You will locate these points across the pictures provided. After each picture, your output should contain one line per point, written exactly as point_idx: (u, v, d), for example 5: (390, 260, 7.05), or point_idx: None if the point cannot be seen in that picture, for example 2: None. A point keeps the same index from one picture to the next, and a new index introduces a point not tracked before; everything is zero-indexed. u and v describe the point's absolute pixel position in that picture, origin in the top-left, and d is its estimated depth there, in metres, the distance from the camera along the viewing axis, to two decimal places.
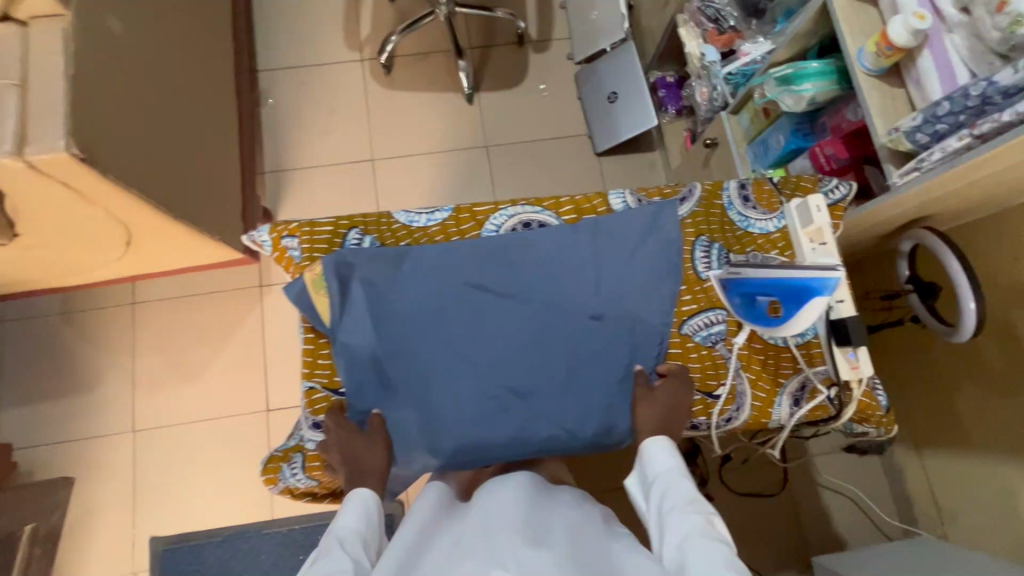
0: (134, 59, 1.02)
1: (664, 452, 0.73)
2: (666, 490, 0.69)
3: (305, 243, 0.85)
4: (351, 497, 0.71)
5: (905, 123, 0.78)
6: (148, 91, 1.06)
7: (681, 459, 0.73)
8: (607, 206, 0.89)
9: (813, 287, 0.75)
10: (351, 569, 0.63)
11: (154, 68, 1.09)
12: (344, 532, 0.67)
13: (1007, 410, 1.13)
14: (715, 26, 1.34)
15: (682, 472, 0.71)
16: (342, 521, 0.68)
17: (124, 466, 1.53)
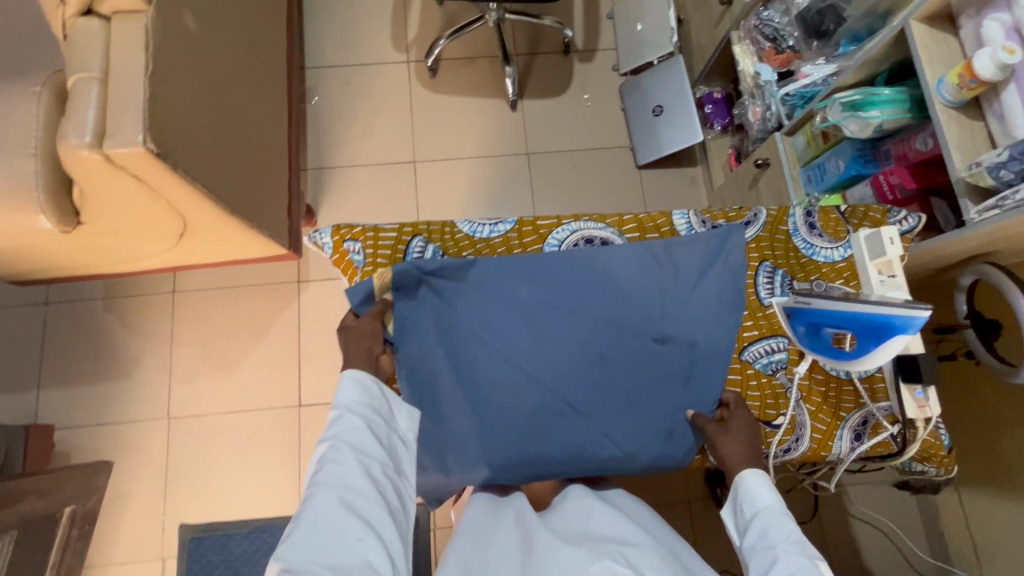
0: (206, 56, 1.04)
1: (764, 488, 0.70)
2: (770, 530, 0.66)
3: (368, 248, 0.86)
4: (343, 374, 0.71)
5: (988, 159, 0.76)
6: (217, 88, 1.08)
7: (781, 496, 0.70)
8: (671, 227, 0.89)
9: (887, 325, 0.68)
10: (364, 426, 0.67)
11: (221, 64, 1.11)
12: (342, 394, 0.69)
13: None
14: (772, 45, 1.34)
15: (784, 508, 0.68)
16: (339, 387, 0.70)
17: (157, 453, 1.55)
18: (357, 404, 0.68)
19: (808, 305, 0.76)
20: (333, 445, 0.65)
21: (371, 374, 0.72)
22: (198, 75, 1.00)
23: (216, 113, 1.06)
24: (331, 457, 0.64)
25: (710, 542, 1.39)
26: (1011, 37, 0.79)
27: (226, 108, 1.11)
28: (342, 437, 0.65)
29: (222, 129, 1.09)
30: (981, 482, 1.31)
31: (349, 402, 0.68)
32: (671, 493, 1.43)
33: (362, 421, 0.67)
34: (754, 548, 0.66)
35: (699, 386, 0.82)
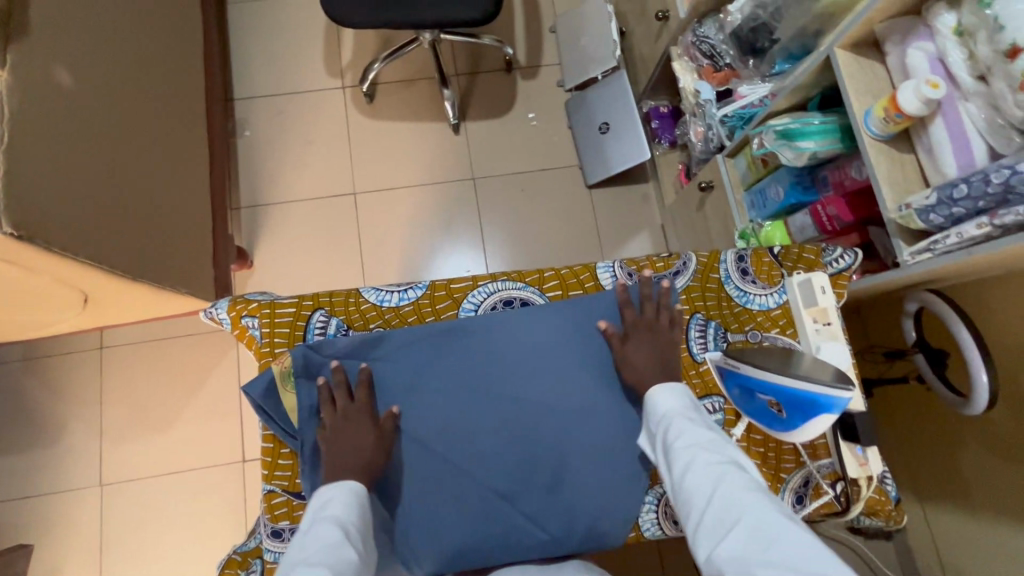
0: (80, 113, 0.95)
1: (668, 398, 0.69)
2: (674, 427, 0.65)
3: (265, 325, 0.78)
4: (341, 487, 0.65)
5: (917, 201, 0.71)
6: (96, 145, 0.98)
7: (688, 398, 0.69)
8: (595, 281, 0.83)
9: (812, 404, 0.64)
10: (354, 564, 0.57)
11: (104, 118, 1.02)
12: (333, 501, 0.63)
13: (1009, 475, 1.08)
14: (710, 62, 1.28)
15: (688, 407, 0.68)
16: (331, 492, 0.64)
17: (91, 524, 1.45)
18: (353, 521, 0.62)
19: (737, 371, 0.71)
20: (321, 543, 0.57)
21: (367, 490, 0.67)
22: (69, 135, 0.91)
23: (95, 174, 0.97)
24: (320, 553, 0.56)
25: None
26: (936, 68, 0.75)
27: (111, 165, 1.02)
28: (333, 537, 0.58)
29: (107, 190, 0.99)
30: (941, 501, 1.28)
31: (342, 510, 0.62)
32: None
33: (353, 535, 0.60)
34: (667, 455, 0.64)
35: (632, 460, 0.76)
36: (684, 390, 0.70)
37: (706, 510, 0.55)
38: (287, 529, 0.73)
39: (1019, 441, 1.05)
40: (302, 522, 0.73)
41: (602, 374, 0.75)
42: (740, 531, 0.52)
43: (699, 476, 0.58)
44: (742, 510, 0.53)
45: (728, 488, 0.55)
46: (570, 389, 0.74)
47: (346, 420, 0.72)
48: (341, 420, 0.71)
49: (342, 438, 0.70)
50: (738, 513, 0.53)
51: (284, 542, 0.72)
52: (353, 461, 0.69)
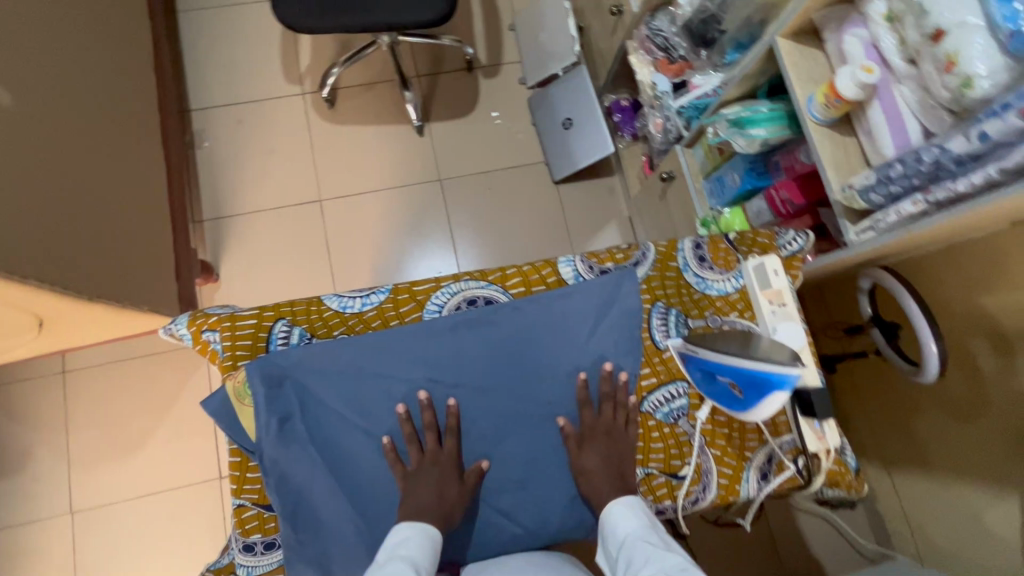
0: (18, 132, 0.92)
1: (622, 517, 0.70)
2: (638, 556, 0.65)
3: (226, 340, 0.76)
4: (418, 528, 0.69)
5: (859, 181, 0.75)
6: (38, 165, 0.95)
7: (642, 517, 0.70)
8: (557, 276, 0.84)
9: (762, 381, 0.66)
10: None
11: (45, 136, 0.99)
12: (411, 540, 0.67)
13: (967, 437, 1.14)
14: (665, 55, 1.30)
15: (646, 529, 0.69)
16: (406, 531, 0.68)
17: (64, 553, 1.41)
18: (424, 561, 0.65)
19: (697, 355, 0.74)
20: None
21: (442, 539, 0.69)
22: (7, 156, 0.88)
23: (38, 195, 0.94)
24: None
25: None
26: (870, 53, 0.78)
27: (55, 185, 0.99)
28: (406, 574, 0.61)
29: (51, 209, 0.97)
30: (906, 468, 1.33)
31: (416, 551, 0.65)
32: None
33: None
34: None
35: None
36: (635, 503, 0.72)
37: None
38: (259, 543, 0.72)
39: (973, 403, 1.11)
40: (275, 535, 0.72)
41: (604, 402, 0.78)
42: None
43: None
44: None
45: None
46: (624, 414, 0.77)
47: (429, 465, 0.73)
48: (425, 464, 0.73)
49: (423, 480, 0.72)
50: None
51: (257, 556, 0.71)
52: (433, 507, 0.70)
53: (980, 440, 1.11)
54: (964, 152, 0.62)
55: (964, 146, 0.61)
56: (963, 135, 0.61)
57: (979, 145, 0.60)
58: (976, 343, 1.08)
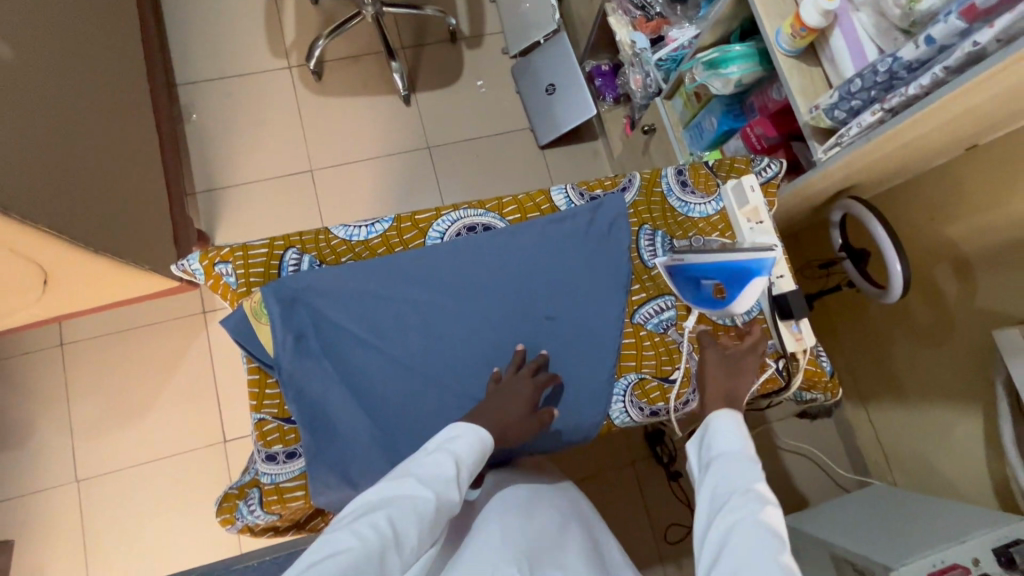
0: (17, 85, 0.94)
1: (730, 430, 0.69)
2: (725, 478, 0.65)
3: (239, 269, 0.81)
4: (472, 429, 0.68)
5: (824, 101, 0.81)
6: (36, 118, 0.98)
7: (747, 440, 0.69)
8: (550, 204, 0.89)
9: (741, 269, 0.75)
10: (450, 475, 0.62)
11: (40, 92, 1.01)
12: (460, 438, 0.67)
13: (937, 359, 1.22)
14: (642, 14, 1.36)
15: (745, 455, 0.67)
16: (461, 428, 0.68)
17: (71, 519, 1.43)
18: (468, 458, 0.66)
19: (683, 266, 0.81)
20: (435, 471, 0.62)
21: (493, 444, 0.69)
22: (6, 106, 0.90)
23: (38, 147, 0.97)
24: (429, 479, 0.61)
25: (658, 500, 1.44)
26: None
27: (54, 140, 1.01)
28: (446, 472, 0.62)
29: (50, 161, 0.99)
30: (883, 400, 1.41)
31: (464, 447, 0.66)
32: (615, 458, 1.47)
33: (462, 475, 0.64)
34: (711, 492, 0.65)
35: (594, 359, 0.84)
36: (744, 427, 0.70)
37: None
38: (281, 453, 0.76)
39: (940, 328, 1.19)
40: (296, 445, 0.76)
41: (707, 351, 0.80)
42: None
43: (736, 542, 0.57)
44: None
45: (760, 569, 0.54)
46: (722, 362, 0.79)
47: (522, 382, 0.77)
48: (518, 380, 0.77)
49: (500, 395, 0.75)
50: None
51: (280, 464, 0.76)
52: (506, 414, 0.72)
53: (950, 361, 1.19)
54: (914, 59, 0.69)
55: (913, 52, 0.68)
56: (912, 42, 0.68)
57: (926, 50, 0.67)
58: (937, 269, 1.17)
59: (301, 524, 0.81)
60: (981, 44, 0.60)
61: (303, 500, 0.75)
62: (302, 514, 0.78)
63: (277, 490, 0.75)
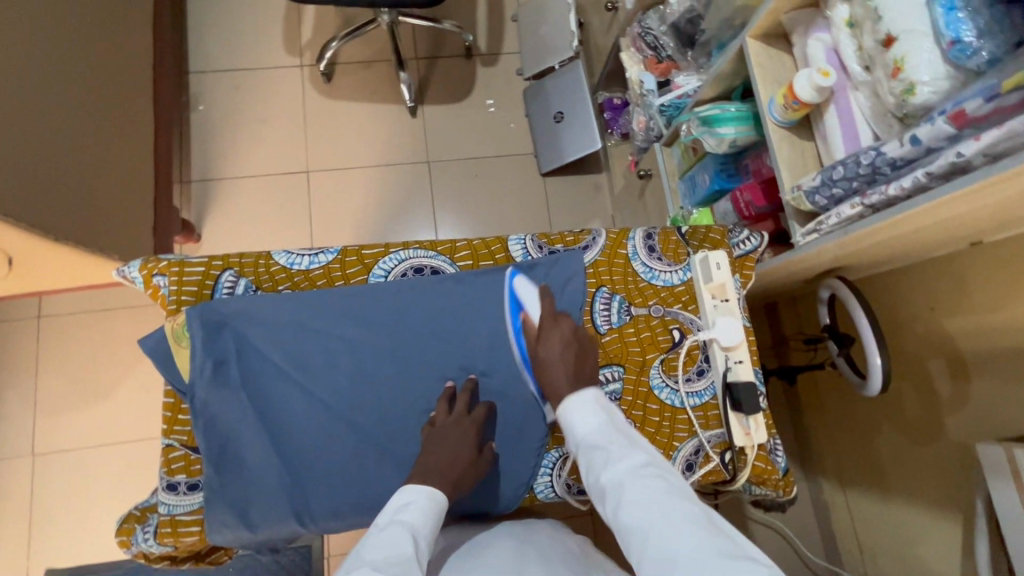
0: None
1: (585, 412, 0.66)
2: (599, 457, 0.61)
3: (173, 283, 0.78)
4: (417, 496, 0.64)
5: (806, 183, 0.75)
6: (14, 103, 0.97)
7: (606, 411, 0.66)
8: (506, 253, 0.85)
9: (512, 296, 0.80)
10: (410, 553, 0.56)
11: (23, 76, 1.01)
12: (412, 506, 0.62)
13: (922, 459, 1.12)
14: (654, 54, 1.27)
15: (607, 427, 0.64)
16: (411, 496, 0.64)
17: (21, 492, 1.43)
18: (423, 529, 0.61)
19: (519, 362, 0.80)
20: (391, 551, 0.55)
21: (448, 503, 0.66)
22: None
23: (10, 132, 0.96)
24: (384, 563, 0.54)
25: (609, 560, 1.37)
26: (831, 58, 0.79)
27: (30, 127, 1.01)
28: (403, 548, 0.56)
29: (17, 149, 0.97)
30: (860, 486, 1.31)
31: (418, 518, 0.61)
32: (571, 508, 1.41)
33: (422, 550, 0.58)
34: (590, 477, 0.61)
35: (526, 424, 0.80)
36: (598, 399, 0.68)
37: (643, 548, 0.52)
38: (183, 483, 0.74)
39: (928, 425, 1.10)
40: (198, 477, 0.74)
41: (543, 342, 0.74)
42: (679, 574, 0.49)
43: (629, 512, 0.55)
44: (674, 545, 0.51)
45: (662, 523, 0.53)
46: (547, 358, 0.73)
47: (454, 424, 0.74)
48: (450, 423, 0.74)
49: (442, 441, 0.72)
50: (670, 549, 0.51)
51: (179, 495, 0.74)
52: (447, 470, 0.68)
53: (936, 464, 1.09)
54: (898, 156, 0.63)
55: (898, 150, 0.62)
56: (898, 139, 0.62)
57: (912, 149, 0.61)
58: (929, 362, 1.08)
59: (201, 556, 0.78)
60: (965, 155, 0.54)
61: (198, 536, 0.73)
62: (200, 547, 0.76)
63: (172, 522, 0.73)
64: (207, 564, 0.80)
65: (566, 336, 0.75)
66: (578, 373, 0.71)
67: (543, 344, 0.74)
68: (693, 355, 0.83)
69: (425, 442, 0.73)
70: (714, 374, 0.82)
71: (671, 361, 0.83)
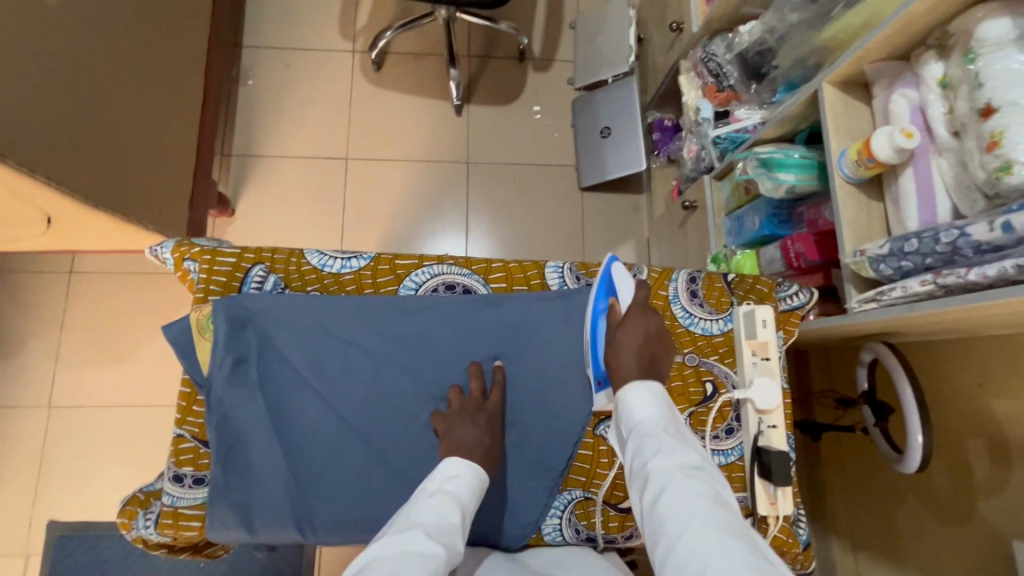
0: (54, 29, 0.94)
1: (643, 399, 0.63)
2: (649, 445, 0.58)
3: (203, 271, 0.76)
4: (461, 464, 0.67)
5: (871, 249, 0.70)
6: (66, 66, 0.97)
7: (665, 403, 0.63)
8: (541, 280, 0.82)
9: (606, 277, 0.75)
10: (457, 523, 0.59)
11: (79, 38, 1.00)
12: (460, 479, 0.65)
13: (947, 541, 1.02)
14: (714, 82, 1.20)
15: (664, 420, 0.61)
16: (459, 469, 0.66)
17: (34, 442, 1.45)
18: (469, 502, 0.64)
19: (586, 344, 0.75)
20: (441, 518, 0.59)
21: (488, 480, 0.68)
22: (31, 50, 0.89)
23: (62, 94, 0.96)
24: (436, 530, 0.57)
25: None
26: (916, 118, 0.74)
27: (79, 92, 1.00)
28: (452, 518, 0.60)
29: (67, 111, 0.97)
30: (874, 555, 1.17)
31: (464, 490, 0.64)
32: None
33: (467, 521, 0.62)
34: (633, 462, 0.59)
35: (541, 461, 0.77)
36: (660, 391, 0.64)
37: (675, 551, 0.49)
38: (189, 476, 0.74)
39: (962, 508, 1.00)
40: (205, 472, 0.74)
41: (623, 328, 0.70)
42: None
43: (670, 509, 0.52)
44: (707, 550, 0.48)
45: (701, 527, 0.50)
46: (623, 347, 0.68)
47: (473, 409, 0.73)
48: (470, 410, 0.73)
49: (461, 423, 0.71)
50: (700, 557, 0.48)
51: (185, 488, 0.73)
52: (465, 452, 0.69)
53: (963, 549, 0.99)
54: (985, 240, 0.58)
55: (985, 233, 0.58)
56: (987, 221, 0.58)
57: (1001, 236, 0.56)
58: (971, 444, 1.00)
59: (198, 548, 0.78)
60: None
61: (198, 531, 0.73)
62: (198, 541, 0.75)
63: (174, 514, 0.72)
64: (203, 556, 0.80)
65: (650, 330, 0.71)
66: (651, 367, 0.68)
67: (624, 330, 0.70)
68: (724, 412, 0.79)
69: (442, 430, 0.72)
70: (743, 435, 0.78)
71: (699, 416, 0.80)
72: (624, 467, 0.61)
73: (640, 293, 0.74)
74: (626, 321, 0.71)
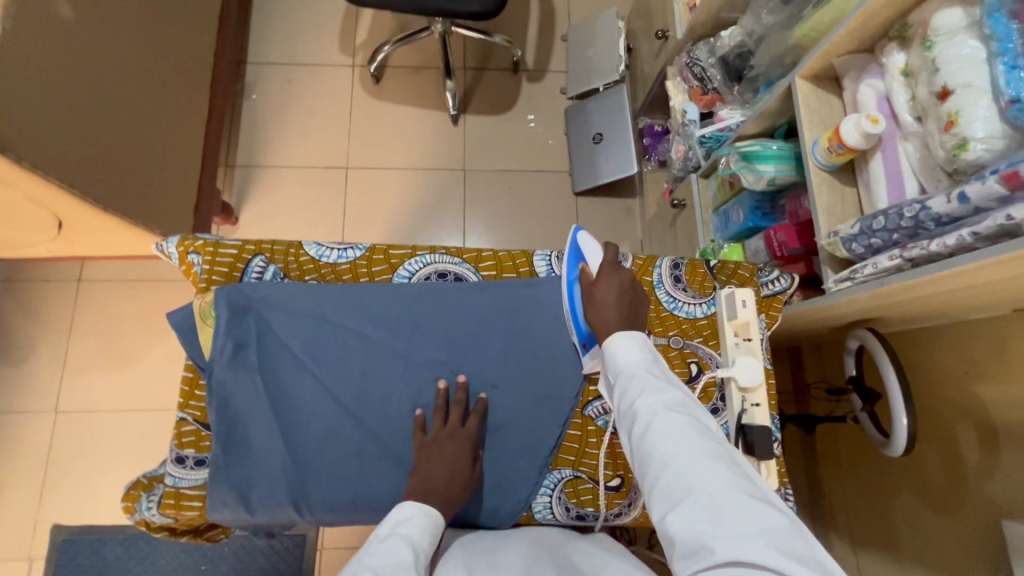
0: (68, 41, 1.00)
1: (629, 346, 0.65)
2: (635, 385, 0.61)
3: (206, 262, 0.80)
4: (411, 507, 0.66)
5: (843, 230, 0.74)
6: (79, 75, 1.03)
7: (648, 349, 0.65)
8: (530, 267, 0.86)
9: (574, 246, 0.79)
10: (409, 561, 0.59)
11: (91, 50, 1.06)
12: (411, 520, 0.65)
13: (941, 528, 1.03)
14: (700, 85, 1.23)
15: (649, 364, 0.64)
16: (410, 510, 0.66)
17: (40, 446, 1.48)
18: (422, 542, 0.63)
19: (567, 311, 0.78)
20: (392, 559, 0.58)
21: (444, 520, 0.68)
22: (48, 61, 0.95)
23: (73, 101, 1.01)
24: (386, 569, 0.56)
25: None
26: (883, 105, 0.78)
27: (90, 100, 1.06)
28: (403, 556, 0.59)
29: (79, 118, 1.03)
30: (872, 545, 1.18)
31: (415, 531, 0.63)
32: None
33: (422, 560, 0.61)
34: (621, 404, 0.62)
35: (530, 442, 0.79)
36: (643, 340, 0.67)
37: (665, 478, 0.53)
38: (190, 458, 0.76)
39: (955, 494, 1.01)
40: (207, 453, 0.77)
41: (598, 285, 0.73)
42: (690, 501, 0.50)
43: (658, 440, 0.55)
44: (692, 475, 0.51)
45: (686, 454, 0.53)
46: (602, 306, 0.71)
47: (446, 438, 0.74)
48: (443, 437, 0.74)
49: (435, 453, 0.73)
50: (687, 480, 0.51)
51: (186, 469, 0.76)
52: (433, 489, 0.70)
53: (956, 537, 1.00)
54: (944, 212, 0.61)
55: (944, 205, 0.61)
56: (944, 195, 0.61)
57: (958, 207, 0.60)
58: (959, 428, 1.01)
59: (199, 531, 0.80)
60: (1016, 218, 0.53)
61: (199, 511, 0.75)
62: (199, 523, 0.78)
63: (176, 495, 0.75)
64: (204, 539, 0.82)
65: (625, 283, 0.74)
66: (628, 319, 0.70)
67: (600, 288, 0.73)
68: (709, 392, 0.83)
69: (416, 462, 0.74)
70: (727, 415, 0.82)
71: None
72: (614, 410, 0.64)
73: (608, 252, 0.77)
74: (599, 281, 0.74)
